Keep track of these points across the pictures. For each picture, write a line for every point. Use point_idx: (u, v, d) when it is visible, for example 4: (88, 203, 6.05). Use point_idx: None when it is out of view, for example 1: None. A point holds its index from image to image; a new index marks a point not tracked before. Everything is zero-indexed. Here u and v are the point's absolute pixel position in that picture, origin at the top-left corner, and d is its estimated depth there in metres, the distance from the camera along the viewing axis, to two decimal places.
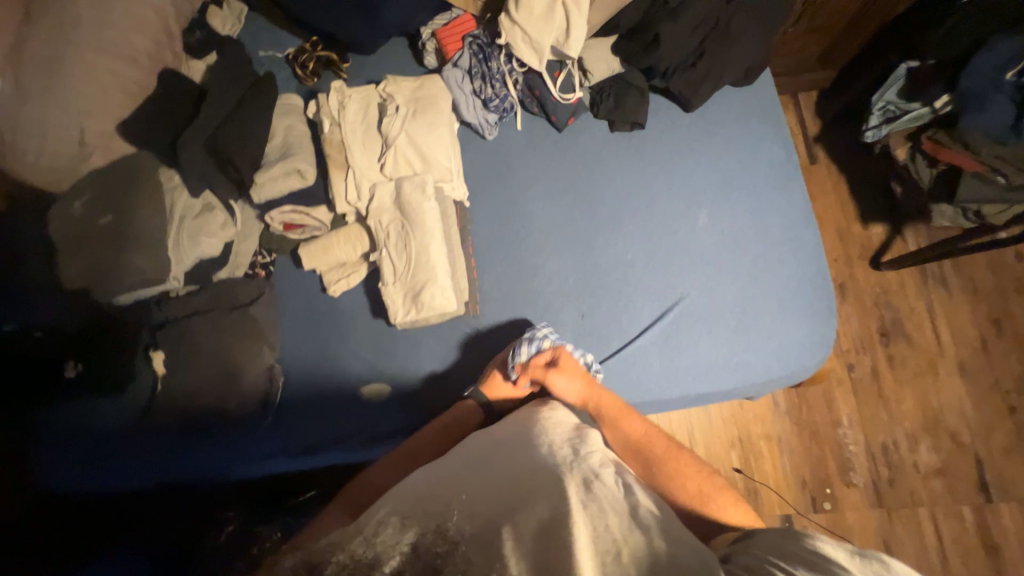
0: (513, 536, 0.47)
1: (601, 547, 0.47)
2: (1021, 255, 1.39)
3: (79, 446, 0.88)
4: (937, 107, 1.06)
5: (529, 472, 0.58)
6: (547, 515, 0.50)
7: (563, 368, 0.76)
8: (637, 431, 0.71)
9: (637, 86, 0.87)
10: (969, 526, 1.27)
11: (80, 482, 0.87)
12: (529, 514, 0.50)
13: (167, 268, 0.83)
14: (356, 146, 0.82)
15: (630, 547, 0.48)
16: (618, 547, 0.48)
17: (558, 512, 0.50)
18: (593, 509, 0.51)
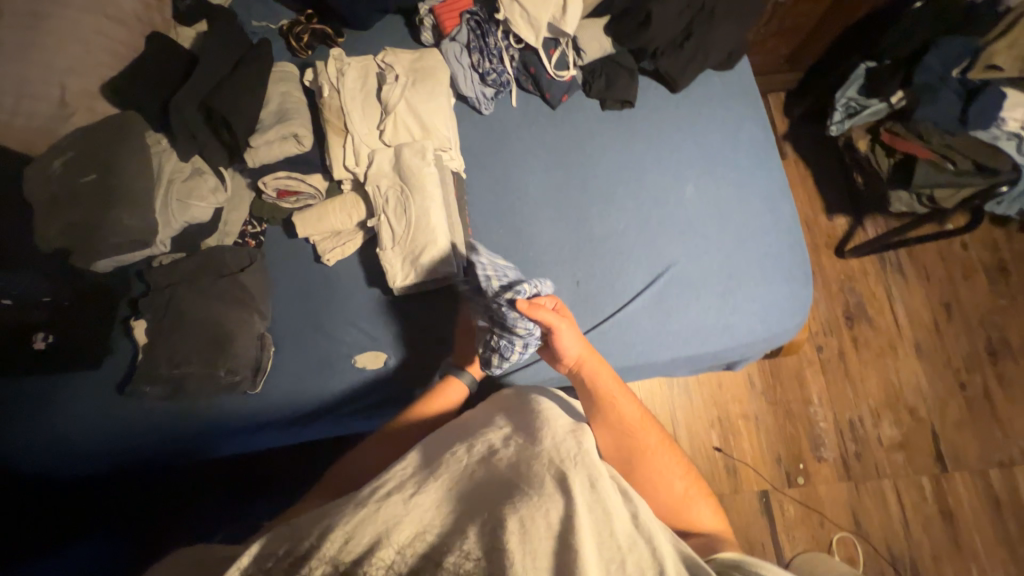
0: (519, 549, 0.46)
1: (605, 557, 0.48)
2: (966, 244, 1.52)
3: (48, 422, 0.83)
4: (893, 102, 1.15)
5: (535, 471, 0.55)
6: (555, 529, 0.48)
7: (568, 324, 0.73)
8: (632, 414, 0.70)
9: (627, 67, 0.92)
10: (928, 495, 1.36)
11: (48, 461, 0.82)
12: (535, 522, 0.48)
13: (155, 230, 0.80)
14: (354, 113, 0.83)
15: (634, 557, 0.48)
16: (622, 554, 0.48)
17: (564, 526, 0.48)
18: (599, 516, 0.51)
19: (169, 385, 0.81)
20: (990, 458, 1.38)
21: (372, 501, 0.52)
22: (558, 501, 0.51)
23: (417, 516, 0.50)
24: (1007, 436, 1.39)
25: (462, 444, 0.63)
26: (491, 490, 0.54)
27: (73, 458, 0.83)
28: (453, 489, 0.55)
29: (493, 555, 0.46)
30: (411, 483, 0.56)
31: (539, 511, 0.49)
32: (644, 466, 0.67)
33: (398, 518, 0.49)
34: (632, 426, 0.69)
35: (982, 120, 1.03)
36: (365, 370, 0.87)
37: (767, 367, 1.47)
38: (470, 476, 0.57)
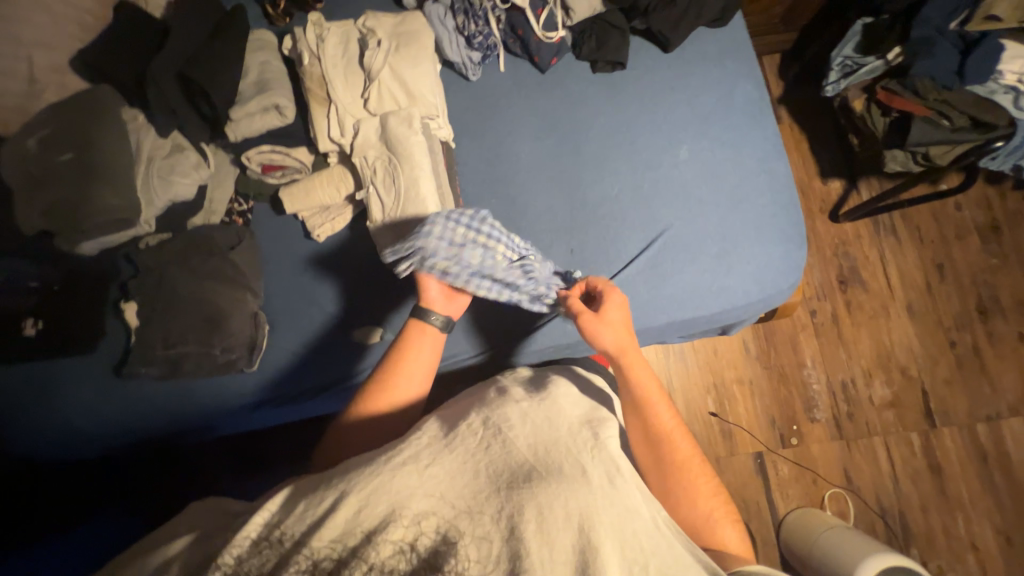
0: (537, 541, 0.49)
1: (628, 557, 0.50)
2: (960, 204, 1.52)
3: (49, 403, 0.83)
4: (890, 59, 1.13)
5: (553, 459, 0.56)
6: (574, 525, 0.50)
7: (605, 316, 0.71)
8: (664, 419, 0.66)
9: (618, 26, 0.89)
10: (918, 450, 1.40)
11: (55, 442, 0.84)
12: (554, 513, 0.50)
13: (138, 208, 0.78)
14: (336, 81, 0.80)
15: (655, 560, 0.51)
16: (644, 557, 0.51)
17: (584, 525, 0.50)
18: (619, 512, 0.53)
19: (165, 366, 0.81)
20: (978, 413, 1.41)
21: (385, 469, 0.54)
22: (577, 495, 0.52)
23: (430, 487, 0.53)
24: (996, 392, 1.42)
25: (478, 412, 0.61)
26: (508, 470, 0.55)
27: (79, 437, 0.84)
28: (467, 463, 0.56)
29: (511, 541, 0.49)
30: (425, 454, 0.56)
31: (557, 504, 0.51)
32: (670, 473, 0.64)
33: (410, 491, 0.52)
34: (667, 431, 0.65)
35: (979, 74, 1.01)
36: (361, 344, 0.86)
37: (762, 333, 1.49)
38: (485, 449, 0.57)
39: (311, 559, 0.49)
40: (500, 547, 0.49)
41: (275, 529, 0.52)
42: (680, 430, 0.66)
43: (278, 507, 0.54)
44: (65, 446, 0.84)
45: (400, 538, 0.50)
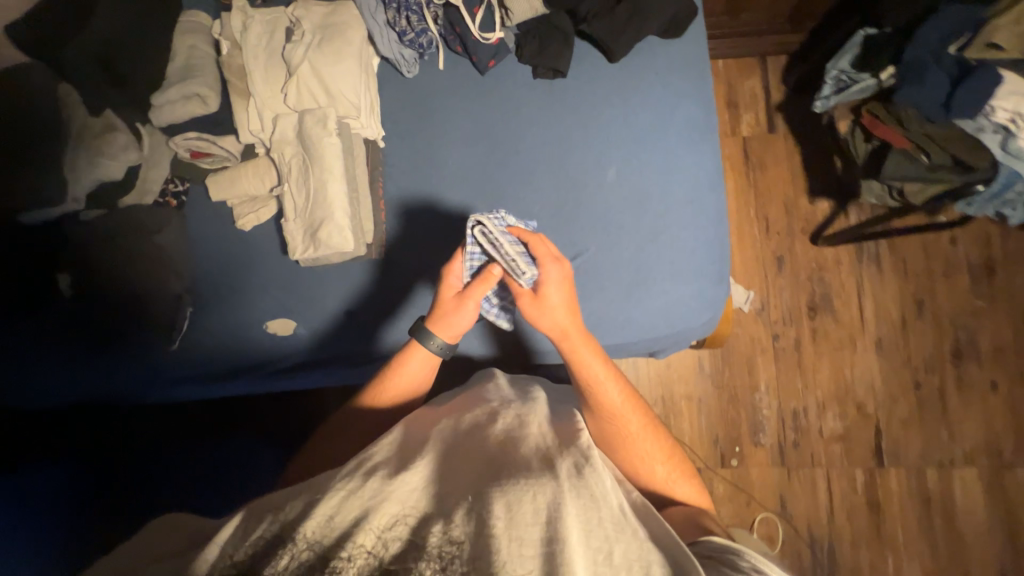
0: (507, 536, 0.47)
1: (593, 546, 0.49)
2: (955, 239, 1.41)
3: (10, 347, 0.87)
4: (882, 79, 1.03)
5: (522, 455, 0.57)
6: (544, 516, 0.49)
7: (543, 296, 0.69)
8: (610, 401, 0.69)
9: (562, 30, 0.84)
10: (859, 486, 1.38)
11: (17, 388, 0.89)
12: (524, 507, 0.50)
13: (65, 189, 0.82)
14: (257, 73, 0.79)
15: (620, 547, 0.50)
16: (609, 545, 0.50)
17: (552, 514, 0.49)
18: (586, 502, 0.52)
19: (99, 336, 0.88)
20: (930, 457, 1.37)
21: (358, 474, 0.53)
22: (545, 487, 0.52)
23: (404, 492, 0.52)
24: (954, 439, 1.37)
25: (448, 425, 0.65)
26: (480, 471, 0.55)
27: (50, 377, 0.88)
28: (439, 469, 0.56)
29: (480, 540, 0.47)
30: (395, 460, 0.56)
31: (527, 498, 0.50)
32: (621, 452, 0.69)
33: (384, 493, 0.51)
34: (613, 414, 0.69)
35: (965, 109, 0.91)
36: (279, 334, 0.90)
37: (720, 352, 1.45)
38: (455, 454, 0.59)
39: (309, 545, 0.46)
40: (476, 536, 0.48)
41: (251, 535, 0.48)
42: (628, 406, 0.70)
43: (239, 527, 0.50)
44: (30, 392, 0.88)
45: (392, 525, 0.49)
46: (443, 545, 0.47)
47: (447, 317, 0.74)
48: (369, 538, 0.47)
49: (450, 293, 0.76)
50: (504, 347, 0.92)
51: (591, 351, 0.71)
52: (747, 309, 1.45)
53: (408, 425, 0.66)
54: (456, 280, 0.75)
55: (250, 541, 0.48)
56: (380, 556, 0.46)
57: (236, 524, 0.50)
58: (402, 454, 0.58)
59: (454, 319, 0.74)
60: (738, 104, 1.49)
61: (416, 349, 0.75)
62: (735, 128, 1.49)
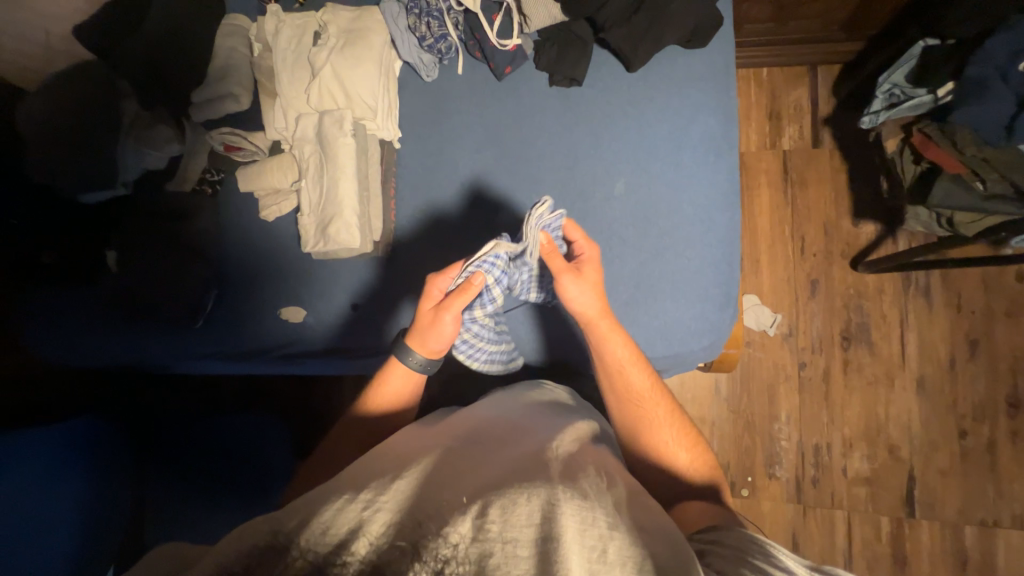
0: (501, 537, 0.47)
1: (587, 544, 0.48)
2: (1022, 275, 1.27)
3: (57, 310, 0.95)
4: (939, 95, 0.93)
5: (517, 468, 0.57)
6: (537, 518, 0.49)
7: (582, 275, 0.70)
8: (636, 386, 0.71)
9: (580, 38, 0.82)
10: (884, 536, 1.27)
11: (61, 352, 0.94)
12: (517, 507, 0.50)
13: (116, 174, 0.90)
14: (284, 75, 0.84)
15: (615, 546, 0.49)
16: (604, 544, 0.49)
17: (544, 515, 0.49)
18: (582, 503, 0.52)
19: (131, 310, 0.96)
20: (971, 514, 1.24)
21: (357, 484, 0.55)
22: (539, 491, 0.52)
23: (401, 495, 0.53)
24: (1001, 497, 1.23)
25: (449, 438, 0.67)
26: (478, 478, 0.57)
27: (89, 343, 0.94)
28: (438, 475, 0.58)
29: (476, 539, 0.47)
30: (392, 470, 0.58)
31: (521, 501, 0.51)
32: (640, 435, 0.71)
33: (381, 497, 0.52)
34: (636, 395, 0.72)
35: None
36: (293, 320, 0.94)
37: (738, 375, 1.37)
38: (450, 462, 0.60)
39: (305, 553, 0.46)
40: (473, 535, 0.48)
41: (249, 543, 0.48)
42: (652, 390, 0.73)
43: (239, 534, 0.49)
44: (74, 353, 0.94)
45: (383, 530, 0.49)
46: (440, 549, 0.47)
47: (426, 333, 0.72)
48: (363, 546, 0.47)
49: (427, 312, 0.74)
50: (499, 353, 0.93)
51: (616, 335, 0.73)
52: (773, 333, 1.37)
53: (400, 437, 0.68)
54: (438, 295, 0.74)
55: (248, 549, 0.47)
56: (375, 558, 0.46)
57: (229, 539, 0.49)
58: (399, 465, 0.59)
59: (428, 337, 0.72)
60: (781, 115, 1.41)
61: (398, 364, 0.76)
62: (775, 141, 1.41)
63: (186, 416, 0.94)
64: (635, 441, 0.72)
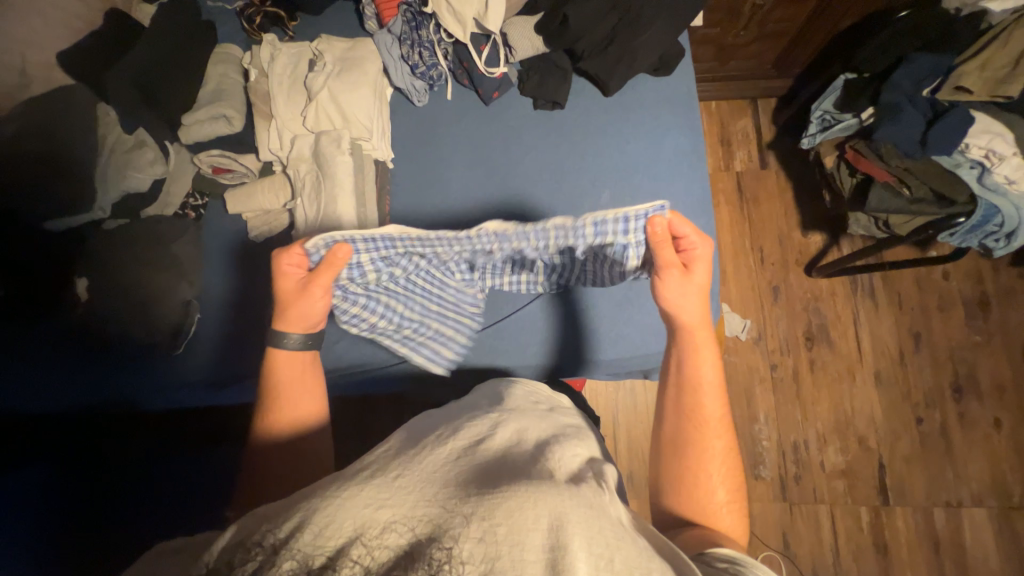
0: (507, 541, 0.43)
1: (595, 551, 0.44)
2: (948, 274, 1.44)
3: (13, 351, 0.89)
4: (863, 118, 1.09)
5: (525, 466, 0.53)
6: (544, 524, 0.44)
7: (691, 276, 0.69)
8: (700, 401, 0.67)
9: (560, 67, 0.91)
10: (865, 526, 1.33)
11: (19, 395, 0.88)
12: (524, 511, 0.45)
13: (93, 197, 0.87)
14: (280, 98, 0.87)
15: (621, 555, 0.46)
16: (610, 552, 0.45)
17: (553, 523, 0.44)
18: (590, 511, 0.47)
19: (99, 337, 0.89)
20: (937, 497, 1.33)
21: (352, 482, 0.50)
22: (547, 495, 0.47)
23: (400, 499, 0.47)
24: (960, 478, 1.33)
25: (447, 429, 0.60)
26: (485, 476, 0.51)
27: (50, 380, 0.89)
28: (440, 471, 0.51)
29: (484, 545, 0.43)
30: (394, 462, 0.52)
31: (527, 504, 0.46)
32: (689, 457, 0.66)
33: (379, 501, 0.47)
34: (703, 419, 0.67)
35: (943, 145, 0.97)
36: None
37: None
38: (458, 458, 0.54)
39: (297, 557, 0.43)
40: (475, 540, 0.43)
41: (244, 554, 0.46)
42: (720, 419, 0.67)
43: (233, 534, 0.49)
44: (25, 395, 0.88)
45: (383, 532, 0.45)
46: (436, 552, 0.42)
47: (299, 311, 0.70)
48: (359, 549, 0.43)
49: (289, 287, 0.71)
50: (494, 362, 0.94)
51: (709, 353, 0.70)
52: (744, 337, 1.46)
53: (408, 431, 0.63)
54: (296, 272, 0.70)
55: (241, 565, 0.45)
56: (369, 567, 0.42)
57: (228, 535, 0.49)
58: (403, 455, 0.54)
59: (291, 311, 0.71)
60: (732, 141, 1.57)
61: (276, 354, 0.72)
62: (728, 164, 1.56)
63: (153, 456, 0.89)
64: (677, 461, 0.66)
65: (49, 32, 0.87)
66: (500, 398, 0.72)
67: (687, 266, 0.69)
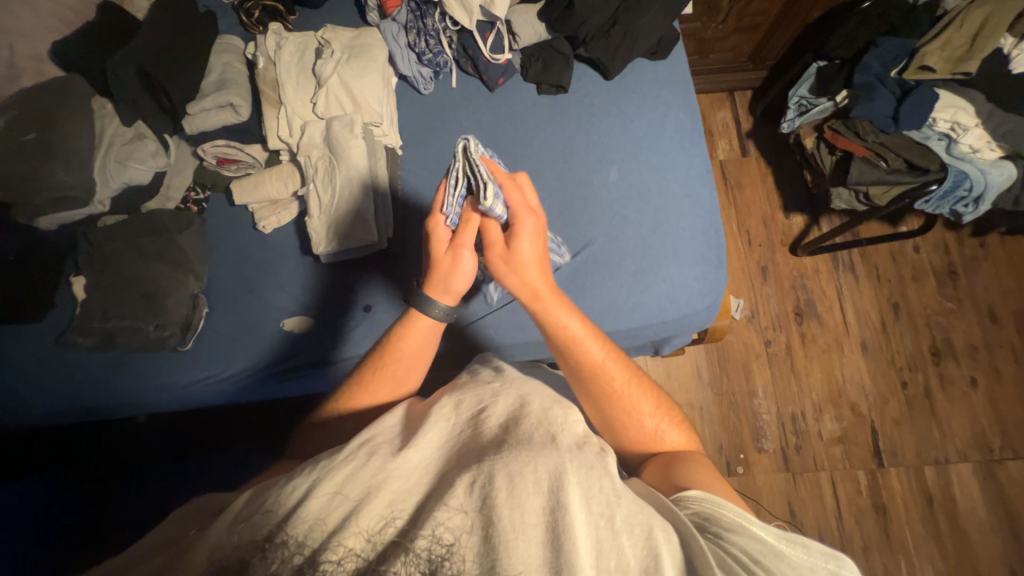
0: (508, 505, 0.44)
1: (593, 512, 0.45)
2: (917, 247, 1.55)
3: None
4: (838, 100, 1.17)
5: (524, 430, 0.52)
6: (545, 486, 0.45)
7: (517, 246, 0.65)
8: (590, 359, 0.65)
9: (562, 52, 0.95)
10: (863, 489, 1.38)
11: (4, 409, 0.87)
12: (524, 476, 0.46)
13: (93, 189, 0.85)
14: (289, 86, 0.90)
15: (622, 512, 0.45)
16: (611, 509, 0.45)
17: (554, 485, 0.46)
18: (590, 470, 0.48)
19: (102, 337, 0.85)
20: (926, 455, 1.40)
21: (359, 452, 0.50)
22: (548, 458, 0.48)
23: (405, 472, 0.49)
24: (945, 436, 1.41)
25: (450, 399, 0.61)
26: (483, 446, 0.52)
27: (37, 393, 0.87)
28: (444, 446, 0.53)
29: (485, 512, 0.44)
30: (398, 441, 0.53)
31: (527, 467, 0.47)
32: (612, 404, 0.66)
33: (385, 473, 0.48)
34: (593, 370, 0.66)
35: (912, 120, 1.06)
36: (294, 333, 0.90)
37: (716, 358, 1.49)
38: (458, 433, 0.55)
39: (298, 548, 0.41)
40: (474, 518, 0.44)
41: (244, 527, 0.44)
42: (612, 362, 0.67)
43: (239, 511, 0.47)
44: (13, 412, 0.87)
45: (381, 524, 0.43)
46: (432, 546, 0.41)
47: (446, 277, 0.68)
48: (357, 539, 0.42)
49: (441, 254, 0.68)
50: (502, 338, 0.94)
51: (567, 307, 0.66)
52: (739, 316, 1.51)
53: (408, 409, 0.62)
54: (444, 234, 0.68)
55: (244, 533, 0.43)
56: (368, 558, 0.40)
57: (243, 501, 0.49)
58: (407, 434, 0.55)
59: (451, 281, 0.68)
60: (713, 132, 1.65)
61: (422, 318, 0.70)
62: (712, 153, 1.64)
63: (148, 464, 0.94)
64: (604, 416, 0.67)
65: (41, 24, 0.85)
66: (504, 367, 0.70)
67: (512, 234, 0.66)
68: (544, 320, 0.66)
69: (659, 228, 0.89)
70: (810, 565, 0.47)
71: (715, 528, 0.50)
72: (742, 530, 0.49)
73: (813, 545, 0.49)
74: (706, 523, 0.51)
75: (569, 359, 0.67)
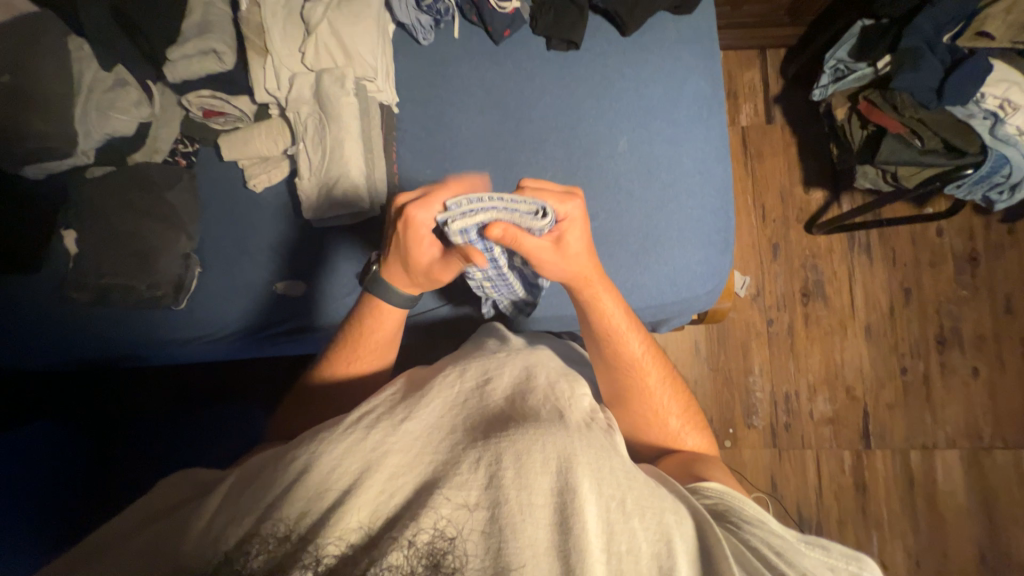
0: (514, 486, 0.43)
1: (605, 493, 0.45)
2: (941, 230, 1.47)
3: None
4: (879, 67, 1.06)
5: (530, 405, 0.52)
6: (553, 467, 0.45)
7: (562, 246, 0.61)
8: (629, 352, 0.66)
9: (576, 3, 0.85)
10: (847, 468, 1.41)
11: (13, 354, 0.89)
12: (533, 457, 0.45)
13: (74, 140, 0.81)
14: (275, 31, 0.83)
15: (633, 494, 0.46)
16: (622, 492, 0.45)
17: (562, 466, 0.45)
18: (598, 450, 0.48)
19: (96, 293, 0.84)
20: (914, 440, 1.42)
21: (361, 425, 0.49)
22: (556, 438, 0.47)
23: (407, 443, 0.47)
24: (937, 423, 1.42)
25: (455, 368, 0.58)
26: (488, 420, 0.50)
27: (46, 342, 0.89)
28: (447, 416, 0.51)
29: (491, 491, 0.43)
30: (399, 410, 0.51)
31: (536, 447, 0.46)
32: (635, 400, 0.66)
33: (387, 444, 0.47)
34: (630, 362, 0.66)
35: (958, 95, 0.97)
36: (286, 296, 0.90)
37: (715, 335, 1.47)
38: (463, 402, 0.53)
39: (292, 527, 0.42)
40: (479, 495, 0.43)
41: (253, 507, 0.44)
42: (649, 359, 0.68)
43: (230, 489, 0.47)
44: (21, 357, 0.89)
45: (382, 496, 0.43)
46: (435, 541, 0.41)
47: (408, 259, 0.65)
48: (358, 523, 0.42)
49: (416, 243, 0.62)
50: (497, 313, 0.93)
51: (611, 297, 0.66)
52: (743, 294, 1.48)
53: (408, 378, 0.60)
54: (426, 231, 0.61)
55: (243, 517, 0.43)
56: (359, 543, 0.42)
57: (230, 481, 0.48)
58: (408, 400, 0.53)
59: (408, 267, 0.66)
60: (738, 94, 1.53)
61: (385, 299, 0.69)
62: (735, 117, 1.53)
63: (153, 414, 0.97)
64: (627, 414, 0.67)
65: None
66: (509, 338, 0.69)
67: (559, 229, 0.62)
68: (589, 304, 0.66)
69: (668, 206, 0.84)
70: (829, 565, 0.49)
71: (736, 523, 0.51)
72: (762, 525, 0.50)
73: (831, 547, 0.50)
74: (727, 517, 0.52)
75: (610, 351, 0.67)
